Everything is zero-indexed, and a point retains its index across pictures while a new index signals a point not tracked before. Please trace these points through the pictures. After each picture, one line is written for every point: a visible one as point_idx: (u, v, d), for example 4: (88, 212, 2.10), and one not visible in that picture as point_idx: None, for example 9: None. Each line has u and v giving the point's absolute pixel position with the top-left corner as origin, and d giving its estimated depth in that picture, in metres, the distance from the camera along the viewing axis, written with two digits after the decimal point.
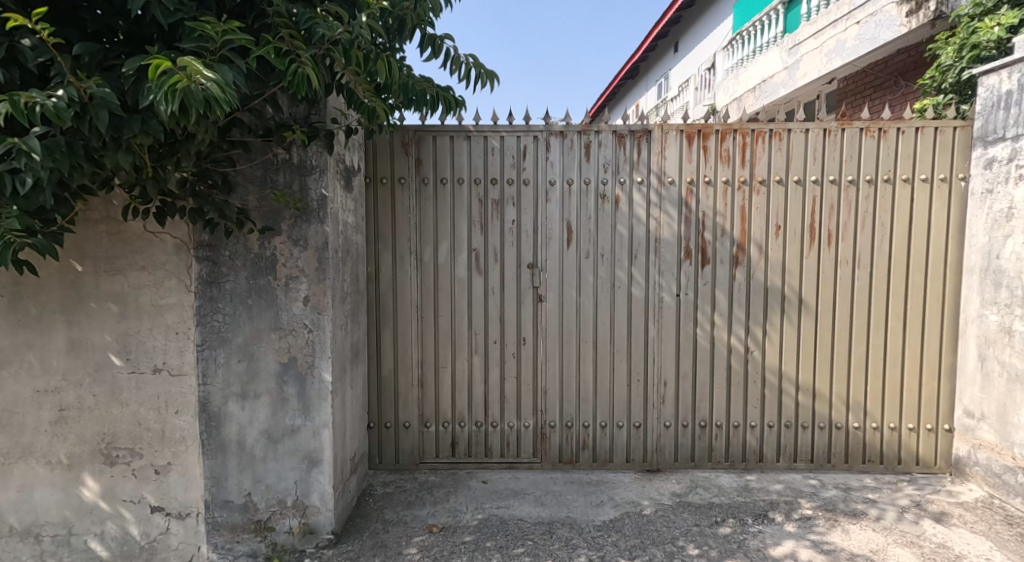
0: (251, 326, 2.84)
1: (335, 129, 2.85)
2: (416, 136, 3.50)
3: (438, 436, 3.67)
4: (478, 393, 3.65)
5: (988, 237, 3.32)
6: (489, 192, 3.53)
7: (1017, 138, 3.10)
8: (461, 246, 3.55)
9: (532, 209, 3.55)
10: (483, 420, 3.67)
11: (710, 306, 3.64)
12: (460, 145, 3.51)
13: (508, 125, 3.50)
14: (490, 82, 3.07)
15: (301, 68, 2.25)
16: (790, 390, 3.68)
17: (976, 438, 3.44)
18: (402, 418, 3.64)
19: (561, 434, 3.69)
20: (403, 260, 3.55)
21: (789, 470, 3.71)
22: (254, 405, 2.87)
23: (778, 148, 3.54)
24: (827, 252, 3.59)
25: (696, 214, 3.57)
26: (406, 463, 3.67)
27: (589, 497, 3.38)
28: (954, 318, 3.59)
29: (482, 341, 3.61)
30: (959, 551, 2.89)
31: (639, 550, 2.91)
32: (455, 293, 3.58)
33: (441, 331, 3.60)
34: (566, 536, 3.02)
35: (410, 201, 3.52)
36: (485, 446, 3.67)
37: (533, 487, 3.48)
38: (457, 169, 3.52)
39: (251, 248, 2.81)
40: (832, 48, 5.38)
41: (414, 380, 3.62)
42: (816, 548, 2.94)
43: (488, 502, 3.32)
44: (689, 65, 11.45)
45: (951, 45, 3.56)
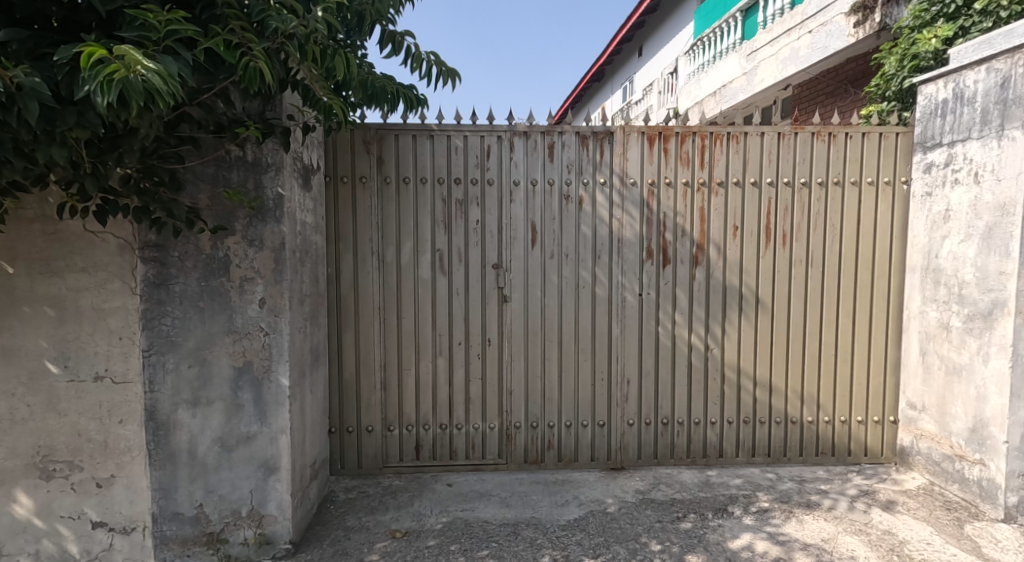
0: (203, 329, 2.60)
1: (292, 126, 2.69)
2: (378, 135, 3.35)
3: (403, 440, 3.49)
4: (442, 396, 3.49)
5: (929, 237, 3.35)
6: (453, 191, 3.40)
7: (953, 143, 3.17)
8: (424, 246, 3.41)
9: (496, 210, 3.43)
10: (448, 422, 3.51)
11: (671, 305, 3.56)
12: (423, 144, 3.38)
13: (472, 124, 3.38)
14: (452, 81, 2.97)
15: (253, 62, 2.08)
16: (748, 385, 3.63)
17: (917, 428, 3.45)
18: (365, 421, 3.45)
19: (525, 434, 3.55)
20: (364, 262, 3.37)
21: (747, 465, 3.65)
22: (207, 412, 2.63)
23: (735, 151, 3.52)
24: (782, 251, 3.57)
25: (657, 214, 3.51)
26: (369, 468, 3.48)
27: (554, 497, 3.24)
28: (898, 317, 3.60)
29: (446, 342, 3.46)
30: (904, 537, 2.87)
31: (602, 549, 2.78)
32: (419, 295, 3.42)
33: (404, 335, 3.44)
34: (531, 536, 2.86)
35: (372, 202, 3.35)
36: (450, 448, 3.52)
37: (499, 488, 3.33)
38: (420, 166, 3.38)
39: (202, 249, 2.58)
40: (788, 54, 5.70)
41: (376, 383, 3.44)
42: (772, 539, 2.87)
43: (453, 504, 3.15)
44: (650, 70, 11.80)
45: (894, 55, 3.77)
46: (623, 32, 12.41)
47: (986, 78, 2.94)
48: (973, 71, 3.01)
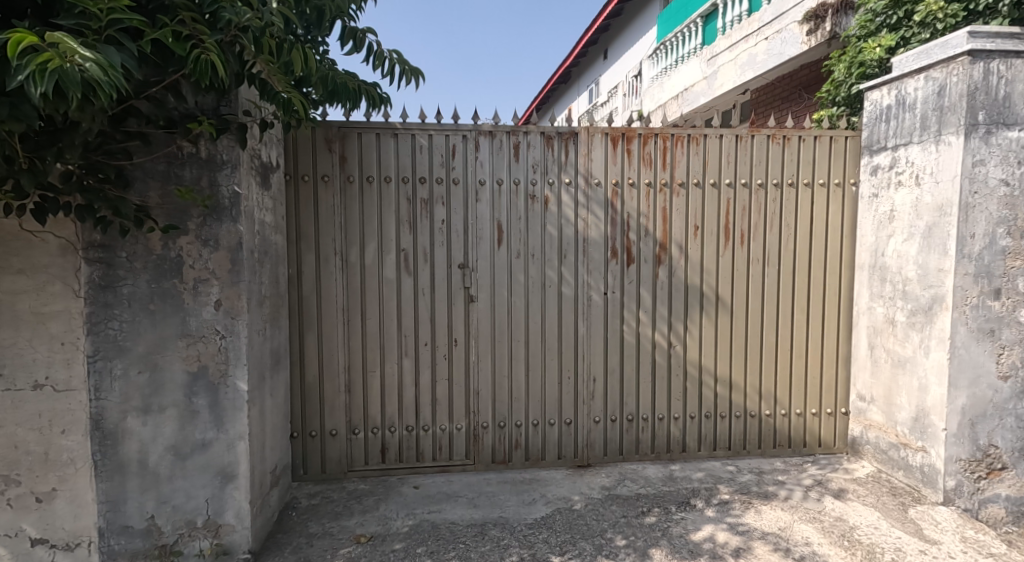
0: (154, 333, 2.57)
1: (248, 122, 2.66)
2: (340, 133, 3.35)
3: (368, 443, 3.49)
4: (408, 397, 3.50)
5: (876, 236, 3.53)
6: (418, 191, 3.42)
7: (896, 147, 3.34)
8: (390, 246, 3.42)
9: (462, 209, 3.47)
10: (415, 424, 3.52)
11: (635, 304, 3.65)
12: (387, 142, 3.39)
13: (436, 123, 3.41)
14: (416, 79, 3.01)
15: (204, 54, 2.06)
16: (709, 381, 3.75)
17: (867, 419, 3.62)
18: (329, 425, 3.45)
19: (493, 434, 3.59)
20: (327, 262, 3.37)
21: (709, 459, 3.77)
22: (158, 419, 2.60)
23: (695, 152, 3.63)
24: (740, 250, 3.70)
25: (621, 215, 3.60)
26: (333, 472, 3.47)
27: (521, 496, 3.28)
28: (849, 312, 3.78)
29: (413, 343, 3.48)
30: (854, 523, 3.02)
31: (569, 546, 2.84)
32: (384, 296, 3.43)
33: (369, 336, 3.44)
34: (498, 536, 2.91)
35: (334, 200, 3.35)
36: (417, 450, 3.53)
37: (466, 489, 3.36)
38: (385, 165, 3.39)
39: (153, 249, 2.55)
40: (746, 60, 5.88)
41: (341, 386, 3.44)
42: (732, 530, 2.98)
43: (420, 507, 3.17)
44: (616, 73, 12.00)
45: (842, 62, 3.95)
46: (588, 35, 12.59)
47: (924, 86, 3.12)
48: (913, 79, 3.19)
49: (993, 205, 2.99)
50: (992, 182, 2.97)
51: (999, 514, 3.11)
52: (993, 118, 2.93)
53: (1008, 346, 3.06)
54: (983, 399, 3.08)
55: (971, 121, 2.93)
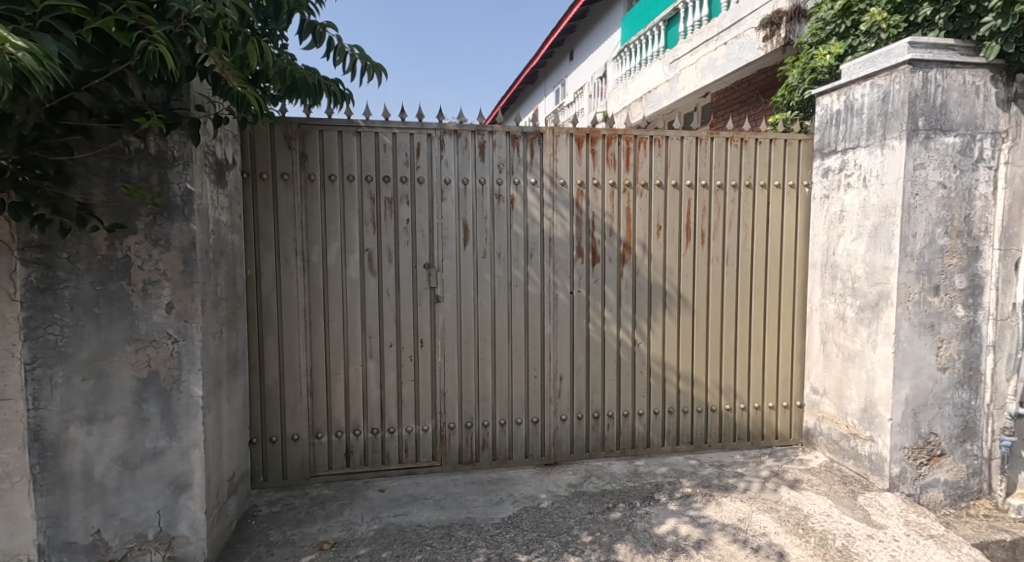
0: (99, 338, 2.50)
1: (201, 118, 2.60)
2: (300, 130, 3.32)
3: (331, 447, 3.48)
4: (373, 399, 3.50)
5: (827, 236, 3.69)
6: (382, 189, 3.42)
7: (845, 150, 3.50)
8: (353, 246, 3.41)
9: (427, 209, 3.48)
10: (380, 427, 3.52)
11: (601, 302, 3.73)
12: (349, 140, 3.39)
13: (400, 121, 3.42)
14: (378, 76, 3.02)
15: (152, 46, 2.02)
16: (672, 377, 3.85)
17: (820, 411, 3.78)
18: (291, 430, 3.42)
19: (459, 435, 3.62)
20: (288, 263, 3.34)
21: (672, 453, 3.88)
22: (104, 428, 2.53)
23: (658, 153, 3.73)
24: (701, 250, 3.81)
25: (586, 214, 3.67)
26: (295, 478, 3.45)
27: (489, 496, 3.32)
28: (803, 308, 3.95)
29: (378, 344, 3.48)
30: (808, 511, 3.15)
31: (536, 544, 2.87)
32: (348, 296, 3.42)
33: (332, 338, 3.42)
34: (465, 537, 2.92)
35: (295, 199, 3.33)
36: (382, 453, 3.54)
37: (433, 491, 3.37)
38: (347, 164, 3.38)
39: (97, 249, 2.48)
40: (706, 64, 6.04)
41: (302, 389, 3.41)
42: (693, 522, 3.07)
43: (385, 510, 3.15)
44: (582, 74, 12.15)
45: (796, 68, 4.10)
46: (554, 35, 12.70)
47: (871, 93, 3.28)
48: (861, 86, 3.35)
49: (932, 206, 3.16)
50: (931, 185, 3.14)
51: (937, 498, 3.30)
52: (931, 124, 3.11)
53: (947, 339, 3.24)
54: (924, 390, 3.25)
55: (913, 126, 3.09)
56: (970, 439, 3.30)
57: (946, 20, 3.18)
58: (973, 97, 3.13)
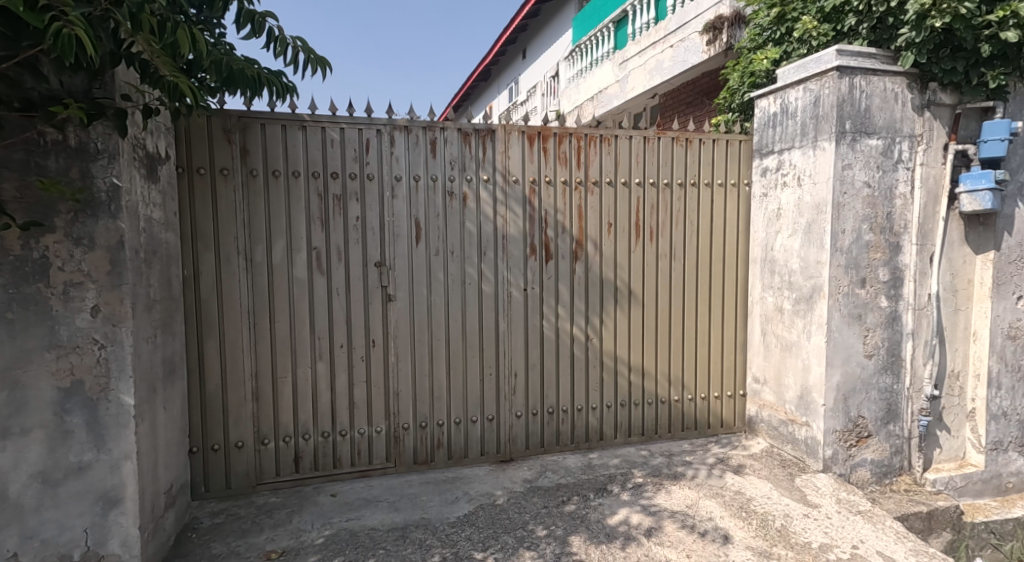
0: (13, 345, 2.30)
1: (129, 108, 2.46)
2: (240, 124, 3.25)
3: (279, 452, 3.42)
4: (323, 402, 3.47)
5: (766, 232, 3.87)
6: (330, 186, 3.39)
7: (781, 151, 3.69)
8: (300, 245, 3.37)
9: (378, 206, 3.47)
10: (331, 430, 3.49)
11: (554, 299, 3.81)
12: (294, 134, 3.33)
13: (348, 116, 3.40)
14: (322, 69, 3.00)
15: (68, 29, 1.94)
16: (624, 370, 3.97)
17: (760, 399, 3.98)
18: (234, 437, 3.34)
19: (414, 435, 3.63)
20: (230, 262, 3.27)
21: (625, 445, 4.00)
22: (21, 443, 2.33)
23: (608, 152, 3.84)
24: (650, 246, 3.95)
25: (539, 212, 3.74)
26: (239, 487, 3.36)
27: (444, 496, 3.33)
28: (744, 301, 4.15)
29: (327, 346, 3.45)
30: (750, 494, 3.32)
31: (492, 540, 2.90)
32: (295, 295, 3.38)
33: (279, 339, 3.37)
34: (420, 538, 2.91)
35: (236, 195, 3.26)
36: (334, 457, 3.51)
37: (387, 493, 3.36)
38: (293, 159, 3.33)
39: (9, 249, 2.28)
40: (654, 65, 6.21)
41: (247, 394, 3.35)
42: (645, 511, 3.18)
43: (337, 516, 3.11)
44: (534, 73, 12.29)
45: (736, 71, 4.26)
46: (506, 35, 12.80)
47: (804, 96, 3.47)
48: (796, 90, 3.53)
49: (859, 204, 3.37)
50: (857, 184, 3.36)
51: (865, 476, 3.53)
52: (857, 127, 3.32)
53: (873, 328, 3.46)
54: (854, 376, 3.47)
55: (841, 129, 3.29)
56: (893, 421, 3.55)
57: (868, 31, 3.42)
58: (893, 103, 3.36)
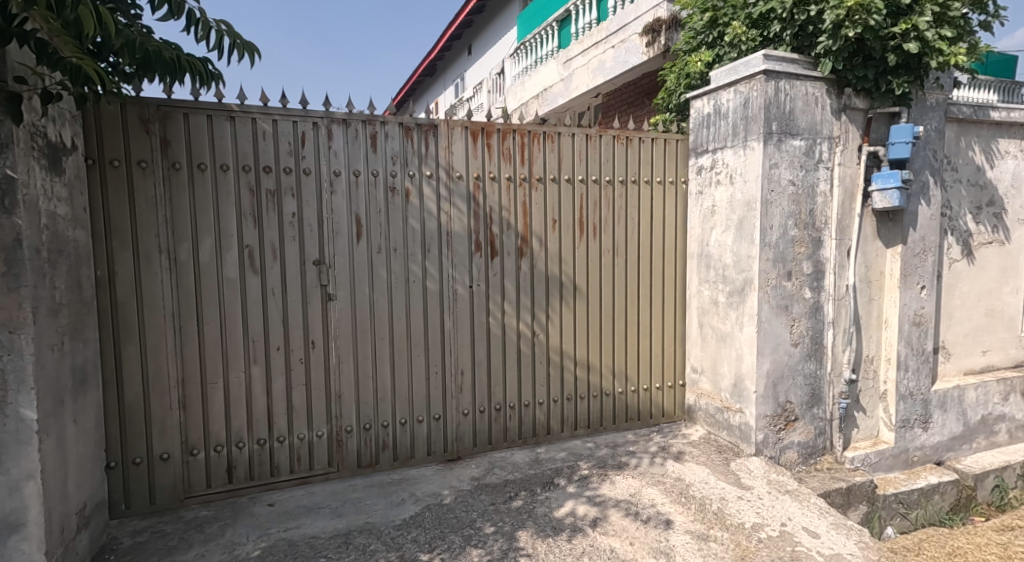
0: None
1: (22, 91, 2.30)
2: (160, 113, 3.11)
3: (209, 463, 3.29)
4: (259, 407, 3.37)
5: (702, 228, 4.04)
6: (262, 180, 3.30)
7: (715, 150, 3.86)
8: (231, 242, 3.26)
9: (315, 202, 3.41)
10: (268, 437, 3.40)
11: (500, 296, 3.86)
12: (221, 125, 3.22)
13: (281, 108, 3.31)
14: (250, 55, 2.93)
15: None
16: (570, 365, 4.06)
17: (698, 388, 4.17)
18: (158, 449, 3.18)
19: (358, 438, 3.58)
20: (152, 262, 3.12)
21: (571, 438, 4.10)
22: None
23: (551, 149, 3.91)
24: (593, 242, 4.05)
25: (483, 208, 3.78)
26: (165, 503, 3.20)
27: (389, 498, 3.31)
28: (682, 294, 4.32)
29: (263, 349, 3.35)
30: (689, 480, 3.47)
31: (438, 541, 2.92)
32: (226, 296, 3.27)
33: (208, 343, 3.25)
34: (364, 543, 2.88)
35: (156, 189, 3.12)
36: (271, 465, 3.41)
37: (329, 499, 3.30)
38: (221, 152, 3.22)
39: None
40: (597, 65, 6.35)
41: (173, 402, 3.20)
42: (590, 502, 3.28)
43: (274, 526, 3.02)
44: (480, 70, 12.32)
45: (673, 72, 4.39)
46: (451, 30, 12.75)
47: (734, 98, 3.65)
48: (726, 92, 3.71)
49: (785, 201, 3.57)
50: (783, 182, 3.55)
51: (793, 458, 3.75)
52: (782, 128, 3.51)
53: (798, 318, 3.67)
54: (782, 363, 3.67)
55: (767, 130, 3.47)
56: (817, 404, 3.78)
57: (791, 37, 3.60)
58: (814, 106, 3.58)
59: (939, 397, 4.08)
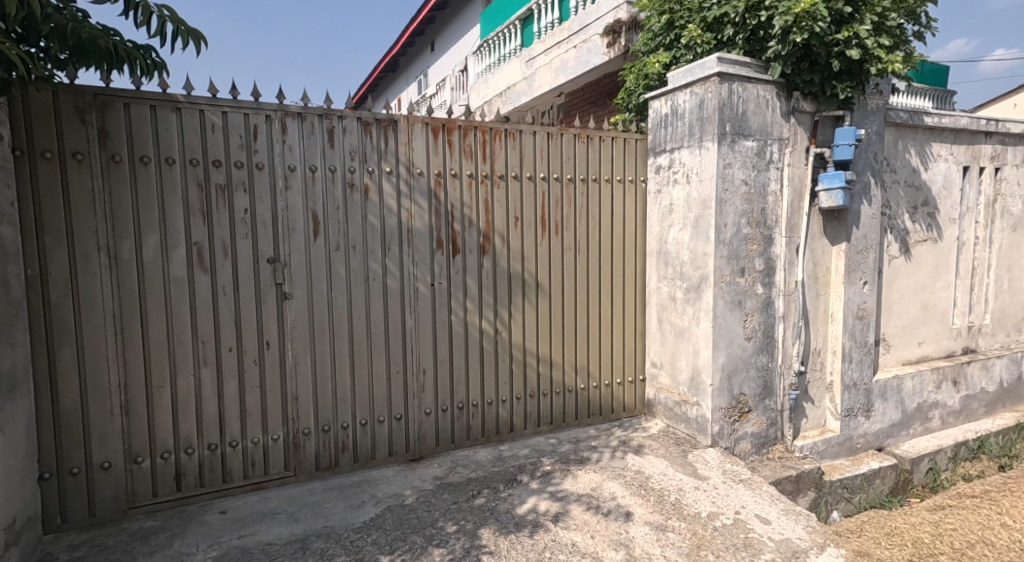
0: None
1: None
2: (97, 102, 2.99)
3: (156, 471, 3.19)
4: (209, 411, 3.29)
5: (660, 226, 4.14)
6: (211, 175, 3.22)
7: (672, 150, 3.96)
8: (178, 239, 3.17)
9: (269, 198, 3.35)
10: (220, 442, 3.32)
11: (462, 293, 3.87)
12: (166, 116, 3.12)
13: (231, 100, 3.24)
14: (196, 43, 2.86)
15: None
16: (532, 362, 4.11)
17: (658, 383, 4.27)
18: (99, 457, 3.07)
19: (316, 440, 3.54)
20: (90, 260, 2.99)
21: (535, 435, 4.14)
22: None
23: (512, 147, 3.94)
24: (555, 239, 4.10)
25: (445, 205, 3.78)
26: (106, 515, 3.09)
27: (349, 501, 3.29)
28: (642, 291, 4.42)
29: (214, 351, 3.27)
30: (649, 473, 3.56)
31: (399, 542, 2.91)
32: (173, 296, 3.18)
33: (153, 345, 3.15)
34: (322, 547, 2.85)
35: (94, 182, 2.99)
36: (223, 471, 3.33)
37: (286, 504, 3.25)
38: (166, 145, 3.12)
39: None
40: (559, 65, 6.40)
41: (114, 408, 3.08)
42: (552, 497, 3.33)
43: (227, 534, 2.96)
44: (443, 67, 12.25)
45: (632, 73, 4.45)
46: (414, 26, 12.65)
47: (690, 99, 3.75)
48: (683, 93, 3.81)
49: (738, 200, 3.68)
50: (737, 182, 3.66)
51: (747, 448, 3.88)
52: (736, 129, 3.62)
53: (751, 313, 3.80)
54: (736, 357, 3.79)
55: (721, 131, 3.58)
56: (769, 396, 3.92)
57: (743, 41, 3.73)
58: (765, 108, 3.70)
59: (881, 386, 4.28)
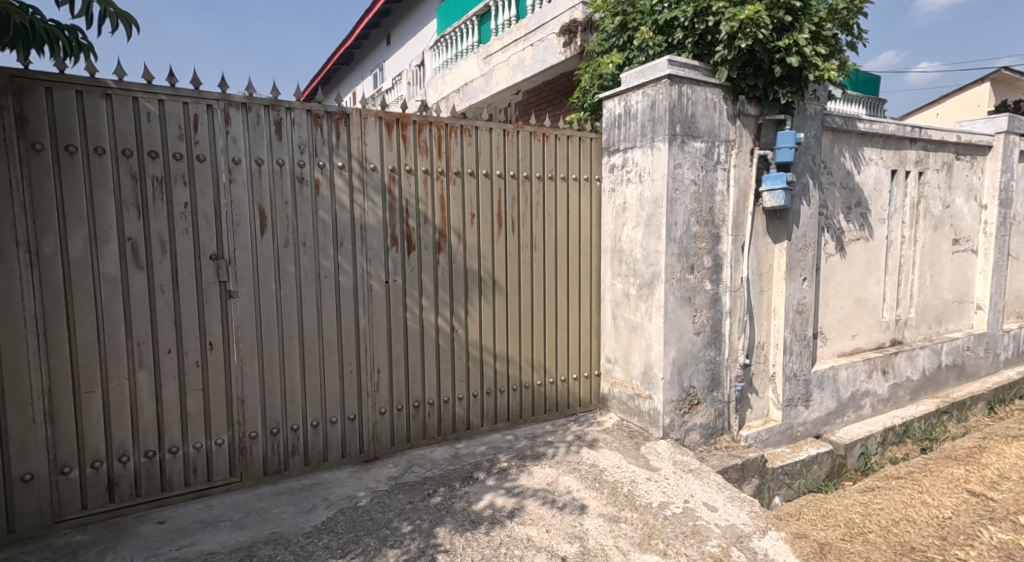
0: None
1: None
2: (14, 85, 2.84)
3: (85, 481, 3.06)
4: (146, 415, 3.18)
5: (615, 224, 4.23)
6: (146, 166, 3.11)
7: (626, 150, 4.05)
8: (110, 235, 3.05)
9: (211, 192, 3.26)
10: (158, 449, 3.21)
11: (418, 290, 3.86)
12: (95, 102, 2.99)
13: (168, 87, 3.13)
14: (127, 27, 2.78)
15: None
16: (489, 359, 4.13)
17: (613, 377, 4.37)
18: (20, 469, 2.93)
19: (264, 444, 3.47)
20: (8, 256, 2.85)
21: (491, 431, 4.17)
22: None
23: (468, 143, 3.95)
24: (512, 236, 4.14)
25: (399, 201, 3.76)
26: (28, 530, 2.96)
27: (299, 505, 3.24)
28: (597, 288, 4.50)
29: (151, 353, 3.17)
30: (603, 465, 3.64)
31: (352, 545, 2.90)
32: (104, 297, 3.06)
33: (83, 348, 3.02)
34: (270, 554, 2.81)
35: (11, 171, 2.84)
36: (162, 479, 3.23)
37: (231, 512, 3.18)
38: (94, 134, 2.99)
39: None
40: (516, 63, 6.43)
41: (37, 414, 2.95)
42: (508, 493, 3.37)
43: (166, 545, 2.88)
44: (399, 61, 12.11)
45: (587, 73, 4.53)
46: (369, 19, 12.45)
47: (643, 99, 3.84)
48: (636, 94, 3.90)
49: (688, 200, 3.80)
50: (686, 182, 3.78)
51: (696, 439, 4.01)
52: (685, 130, 3.73)
53: (700, 309, 3.93)
54: (686, 351, 3.91)
55: (672, 132, 3.68)
56: (717, 388, 4.06)
57: (692, 45, 3.85)
58: (712, 110, 3.83)
59: (819, 377, 4.50)
